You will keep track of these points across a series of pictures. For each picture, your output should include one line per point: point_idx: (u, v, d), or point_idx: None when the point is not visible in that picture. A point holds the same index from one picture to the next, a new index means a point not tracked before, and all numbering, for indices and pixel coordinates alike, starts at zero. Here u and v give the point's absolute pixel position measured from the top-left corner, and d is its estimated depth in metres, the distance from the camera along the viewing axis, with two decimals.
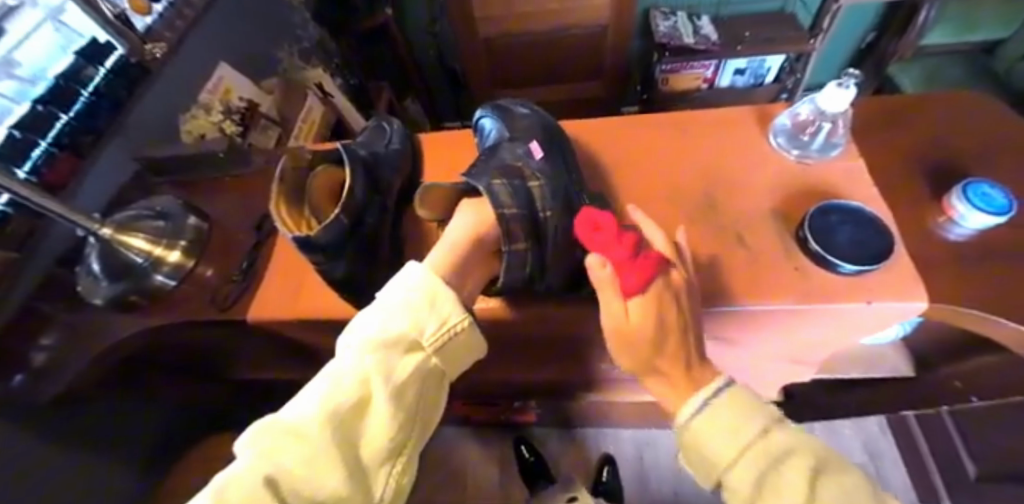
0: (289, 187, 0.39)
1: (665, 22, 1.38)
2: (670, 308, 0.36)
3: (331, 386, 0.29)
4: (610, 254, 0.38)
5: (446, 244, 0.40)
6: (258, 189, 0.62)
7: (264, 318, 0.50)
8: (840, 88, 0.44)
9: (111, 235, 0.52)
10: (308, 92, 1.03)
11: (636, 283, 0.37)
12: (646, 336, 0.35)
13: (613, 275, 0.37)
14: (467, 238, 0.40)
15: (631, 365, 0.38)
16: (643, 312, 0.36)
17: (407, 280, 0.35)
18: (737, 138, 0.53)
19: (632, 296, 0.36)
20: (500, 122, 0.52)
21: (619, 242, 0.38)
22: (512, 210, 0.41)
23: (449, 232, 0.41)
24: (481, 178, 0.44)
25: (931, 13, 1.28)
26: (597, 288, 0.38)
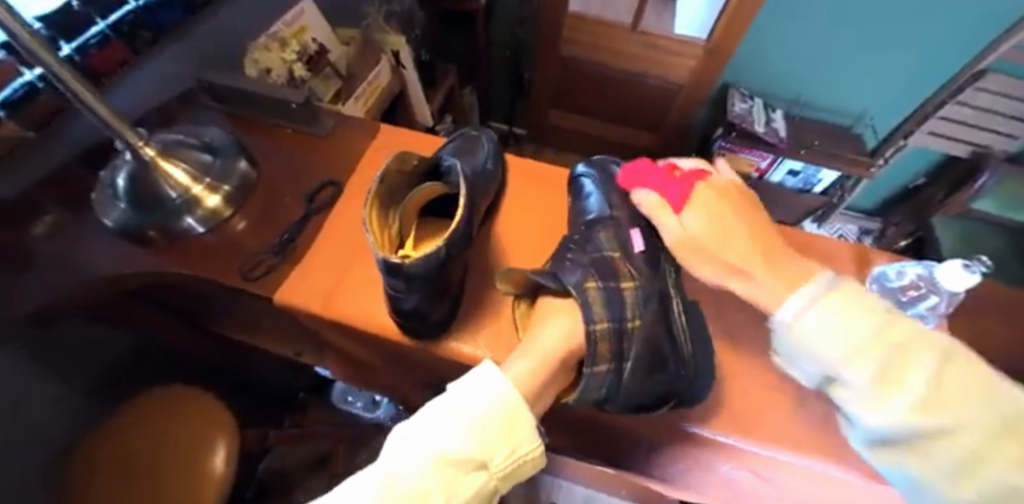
0: (383, 190, 0.36)
1: (742, 103, 1.37)
2: (727, 210, 0.40)
3: (387, 494, 0.26)
4: (651, 185, 0.44)
5: (539, 359, 0.36)
6: (321, 154, 0.56)
7: (291, 305, 0.45)
8: (966, 270, 0.42)
9: (151, 157, 0.46)
10: (382, 57, 0.97)
11: (682, 198, 0.42)
12: (709, 230, 0.39)
13: (663, 197, 0.43)
14: (563, 350, 0.38)
15: (711, 272, 0.39)
16: (699, 217, 0.40)
17: (485, 389, 0.32)
18: (832, 274, 0.51)
19: (683, 209, 0.41)
20: (602, 191, 0.48)
21: (655, 174, 0.44)
22: (602, 324, 0.38)
23: (536, 338, 0.38)
24: (577, 273, 0.41)
25: (991, 179, 1.30)
26: (650, 215, 0.43)
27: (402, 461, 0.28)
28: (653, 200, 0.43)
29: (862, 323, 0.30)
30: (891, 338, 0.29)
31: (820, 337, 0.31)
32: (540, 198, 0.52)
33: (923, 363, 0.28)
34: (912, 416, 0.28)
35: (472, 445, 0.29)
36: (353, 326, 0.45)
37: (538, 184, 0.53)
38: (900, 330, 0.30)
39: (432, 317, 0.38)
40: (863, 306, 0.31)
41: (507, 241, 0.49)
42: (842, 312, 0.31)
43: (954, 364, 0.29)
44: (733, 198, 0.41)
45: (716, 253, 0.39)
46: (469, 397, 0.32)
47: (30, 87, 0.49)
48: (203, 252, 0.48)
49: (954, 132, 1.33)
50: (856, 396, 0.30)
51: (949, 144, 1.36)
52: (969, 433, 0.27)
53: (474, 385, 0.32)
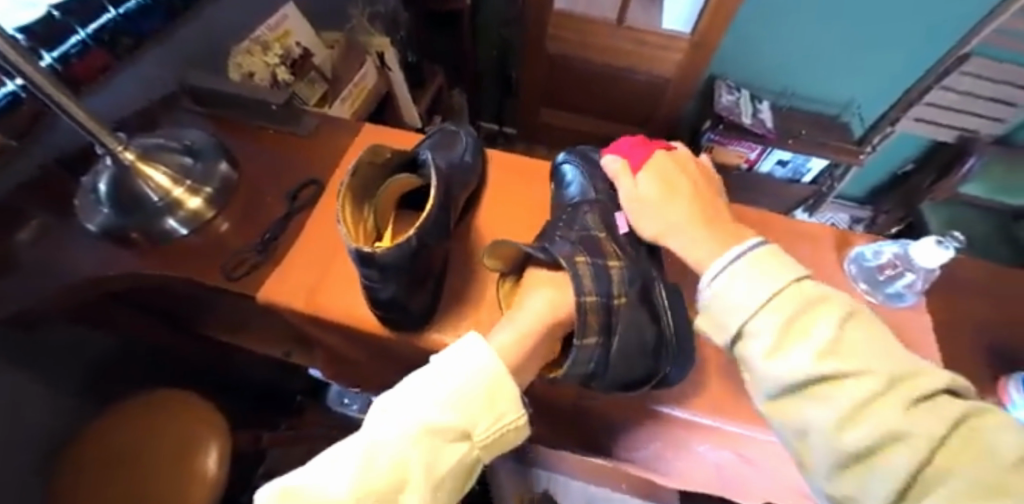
0: (356, 185, 0.36)
1: (728, 95, 1.38)
2: (676, 174, 0.42)
3: (365, 466, 0.26)
4: (622, 153, 0.47)
5: (523, 335, 0.37)
6: (304, 154, 0.56)
7: (275, 302, 0.45)
8: (939, 246, 0.43)
9: (132, 161, 0.47)
10: (367, 59, 0.97)
11: (640, 161, 0.45)
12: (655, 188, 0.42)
13: (626, 161, 0.45)
14: (548, 324, 0.38)
15: (653, 229, 0.41)
16: (651, 179, 0.42)
17: (471, 361, 0.32)
18: (811, 256, 0.52)
19: (639, 170, 0.44)
20: (584, 176, 0.49)
21: (635, 147, 0.47)
22: (592, 296, 0.38)
23: (522, 312, 0.39)
24: (566, 249, 0.41)
25: (976, 162, 1.31)
26: (614, 177, 0.45)
27: (381, 433, 0.28)
28: (616, 163, 0.45)
29: (769, 283, 0.29)
30: (806, 296, 0.28)
31: (731, 302, 0.30)
32: (518, 191, 0.52)
33: (823, 325, 0.27)
34: (814, 376, 0.26)
35: (452, 415, 0.29)
36: (335, 321, 0.45)
37: (520, 176, 0.54)
38: (812, 288, 0.29)
39: (411, 308, 0.38)
40: (775, 266, 0.30)
41: (487, 233, 0.49)
42: (763, 270, 0.30)
43: (854, 328, 0.27)
44: (687, 165, 0.44)
45: (660, 211, 0.40)
46: (454, 369, 0.32)
47: (12, 97, 0.49)
48: (186, 253, 0.49)
49: (940, 117, 1.34)
50: (751, 345, 0.29)
51: (937, 129, 1.37)
52: (869, 392, 0.25)
53: (459, 357, 0.32)
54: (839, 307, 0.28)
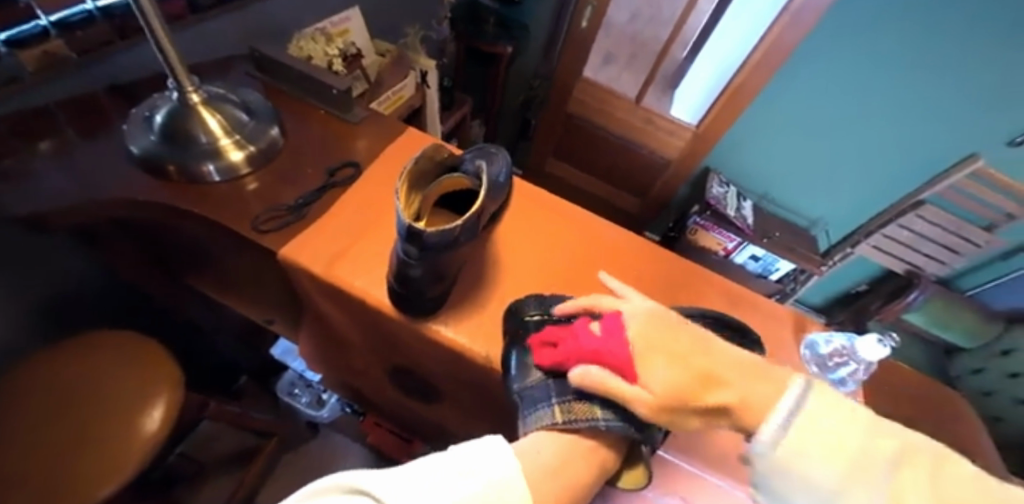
0: (416, 172, 0.41)
1: (717, 187, 1.52)
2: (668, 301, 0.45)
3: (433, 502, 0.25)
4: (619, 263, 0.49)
5: (563, 478, 0.31)
6: (343, 138, 0.61)
7: (291, 257, 0.47)
8: (880, 344, 0.50)
9: (195, 103, 0.51)
10: (411, 72, 1.02)
11: None
12: (686, 387, 0.33)
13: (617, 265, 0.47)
14: (583, 477, 0.32)
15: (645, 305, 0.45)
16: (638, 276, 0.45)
17: (599, 467, 0.34)
18: (774, 335, 0.57)
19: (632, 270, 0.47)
20: None
21: None
22: (602, 468, 0.34)
23: (551, 445, 0.33)
24: (617, 399, 0.37)
25: (920, 296, 1.48)
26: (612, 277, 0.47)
27: (453, 484, 0.26)
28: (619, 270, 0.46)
29: (855, 429, 0.29)
30: (881, 454, 0.28)
31: (816, 444, 0.29)
32: (530, 214, 0.58)
33: (912, 474, 0.28)
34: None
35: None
36: (349, 292, 0.46)
37: (540, 213, 0.59)
38: (885, 440, 0.29)
39: (430, 289, 0.42)
40: (832, 423, 0.30)
41: (508, 261, 0.53)
42: (810, 433, 0.30)
43: (957, 471, 0.28)
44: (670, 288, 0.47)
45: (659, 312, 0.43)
46: (591, 468, 0.34)
47: (86, 16, 0.54)
48: (213, 197, 0.52)
49: (895, 249, 1.48)
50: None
51: (889, 260, 1.51)
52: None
53: (602, 465, 0.35)
54: (921, 451, 0.29)
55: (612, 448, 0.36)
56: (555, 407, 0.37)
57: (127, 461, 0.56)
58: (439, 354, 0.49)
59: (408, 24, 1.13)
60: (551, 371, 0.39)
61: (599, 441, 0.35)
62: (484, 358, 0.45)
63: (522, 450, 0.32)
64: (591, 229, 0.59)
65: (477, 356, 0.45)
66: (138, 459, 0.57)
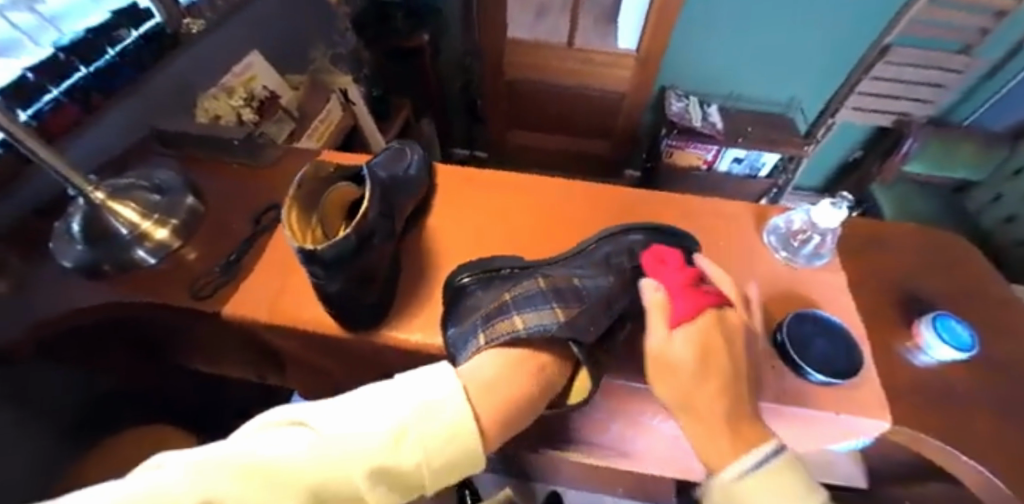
0: (304, 197, 0.40)
1: (678, 103, 1.48)
2: (717, 346, 0.39)
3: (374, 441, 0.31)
4: (664, 280, 0.43)
5: (499, 388, 0.37)
6: (263, 183, 0.62)
7: (238, 315, 0.48)
8: (834, 207, 0.48)
9: (102, 200, 0.52)
10: (331, 95, 1.06)
11: (684, 314, 0.40)
12: (690, 367, 0.38)
13: (666, 298, 0.42)
14: (517, 391, 0.38)
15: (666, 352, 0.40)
16: (688, 343, 0.39)
17: (534, 385, 0.40)
18: (735, 232, 0.55)
19: (678, 326, 0.40)
20: (603, 256, 0.48)
21: (680, 273, 0.43)
22: (535, 375, 0.40)
23: (493, 367, 0.39)
24: (538, 312, 0.42)
25: (914, 144, 1.39)
26: (647, 307, 0.42)
27: (398, 409, 0.33)
28: (656, 296, 0.42)
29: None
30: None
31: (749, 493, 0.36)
32: (458, 198, 0.57)
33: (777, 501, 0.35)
34: None
35: (444, 444, 0.34)
36: (296, 326, 0.47)
37: (467, 190, 0.58)
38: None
39: (359, 301, 0.42)
40: None
41: (444, 245, 0.53)
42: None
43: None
44: (714, 339, 0.39)
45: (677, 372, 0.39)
46: (526, 387, 0.39)
47: None
48: (155, 278, 0.53)
49: (875, 104, 1.41)
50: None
51: (875, 117, 1.45)
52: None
53: (535, 384, 0.40)
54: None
55: (547, 350, 0.41)
56: (481, 336, 0.42)
57: None
58: (401, 358, 0.49)
59: (316, 49, 1.13)
60: (482, 311, 0.44)
61: (534, 348, 0.41)
62: (440, 347, 0.45)
63: (465, 372, 0.38)
64: (524, 190, 0.58)
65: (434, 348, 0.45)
66: None
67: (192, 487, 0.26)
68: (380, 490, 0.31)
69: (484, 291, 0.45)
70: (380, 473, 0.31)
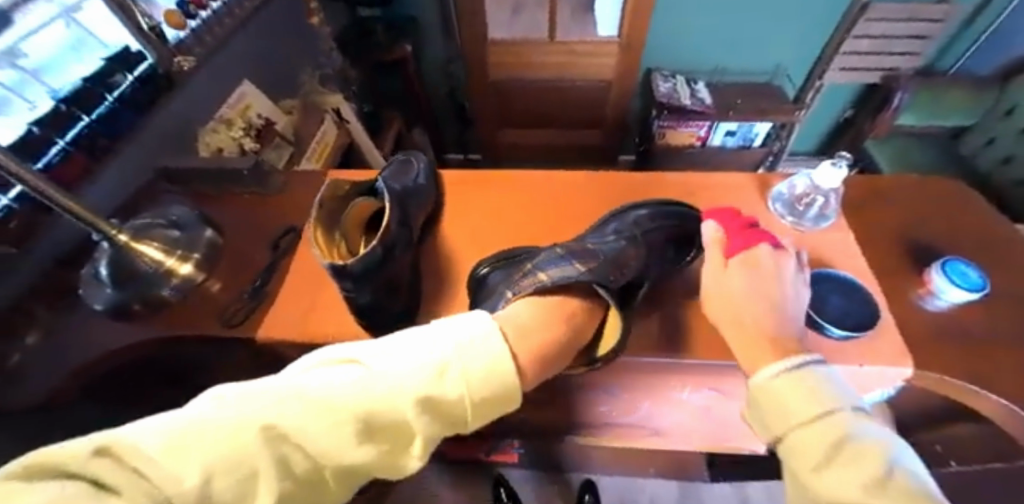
0: (326, 215, 0.42)
1: (664, 83, 1.49)
2: (768, 280, 0.42)
3: (418, 376, 0.35)
4: (723, 222, 0.48)
5: (534, 331, 0.40)
6: (276, 208, 0.63)
7: (272, 337, 0.49)
8: (834, 168, 0.49)
9: (126, 241, 0.53)
10: (325, 115, 1.08)
11: (740, 246, 0.45)
12: (742, 292, 0.42)
13: (723, 237, 0.47)
14: (553, 332, 0.41)
15: (719, 313, 0.43)
16: (740, 271, 0.43)
17: (568, 329, 0.43)
18: (739, 203, 0.56)
19: (733, 255, 0.45)
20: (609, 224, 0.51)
21: (735, 217, 0.48)
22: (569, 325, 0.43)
23: (531, 313, 0.42)
24: (560, 267, 0.44)
25: (905, 96, 1.40)
26: (706, 244, 0.48)
27: (441, 347, 0.36)
28: (712, 232, 0.47)
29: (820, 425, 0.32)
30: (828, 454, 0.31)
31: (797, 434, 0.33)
32: (468, 201, 0.59)
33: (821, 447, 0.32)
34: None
35: (483, 377, 0.36)
36: (327, 342, 0.49)
37: (475, 193, 0.60)
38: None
39: (389, 309, 0.44)
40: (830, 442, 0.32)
41: (460, 249, 0.54)
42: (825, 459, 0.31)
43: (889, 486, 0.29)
44: (766, 273, 0.43)
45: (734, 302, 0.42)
46: (560, 331, 0.42)
47: (6, 210, 0.57)
48: (184, 314, 0.55)
49: (861, 63, 1.42)
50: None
51: (865, 75, 1.45)
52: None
53: (570, 328, 0.43)
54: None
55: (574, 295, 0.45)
56: (510, 299, 0.43)
57: None
58: None
59: (303, 72, 1.14)
60: (505, 279, 0.46)
61: (565, 296, 0.44)
62: None
63: (505, 315, 0.41)
64: (531, 185, 0.60)
65: None
66: None
67: (257, 412, 0.31)
68: (424, 419, 0.35)
69: (502, 273, 0.47)
70: (426, 403, 0.35)
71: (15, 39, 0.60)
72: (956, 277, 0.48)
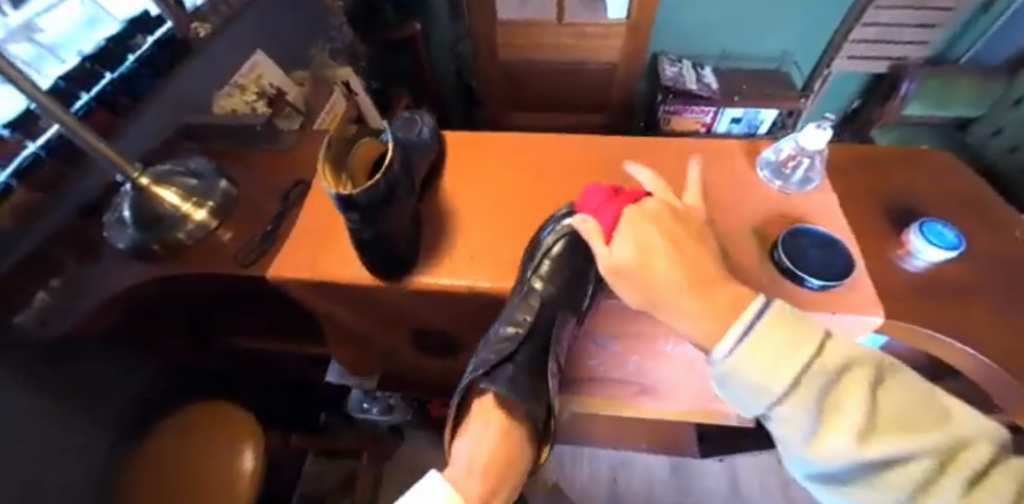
0: (332, 153, 0.45)
1: (671, 67, 1.50)
2: (661, 228, 0.43)
3: None
4: (592, 200, 0.48)
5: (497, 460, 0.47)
6: (287, 163, 0.67)
7: (283, 276, 0.53)
8: (818, 129, 0.51)
9: (146, 184, 0.58)
10: (335, 87, 1.11)
11: (611, 219, 0.46)
12: (641, 261, 0.42)
13: (596, 221, 0.46)
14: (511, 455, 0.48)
15: (639, 297, 0.42)
16: (628, 243, 0.43)
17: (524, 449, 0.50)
18: (730, 166, 0.59)
19: (613, 231, 0.45)
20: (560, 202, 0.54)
21: (599, 190, 0.49)
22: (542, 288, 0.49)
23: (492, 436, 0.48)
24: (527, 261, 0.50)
25: (912, 85, 1.41)
26: (587, 237, 0.46)
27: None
28: (588, 225, 0.45)
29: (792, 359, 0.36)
30: (828, 366, 0.35)
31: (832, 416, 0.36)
32: (468, 159, 0.62)
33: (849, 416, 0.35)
34: (861, 445, 0.35)
35: None
36: (333, 281, 0.52)
37: (476, 153, 0.62)
38: (835, 355, 0.36)
39: (391, 247, 0.47)
40: (792, 339, 0.36)
41: (460, 203, 0.57)
42: (772, 347, 0.36)
43: (879, 393, 0.36)
44: (665, 221, 0.44)
45: (642, 276, 0.42)
46: (519, 455, 0.49)
47: (33, 158, 0.59)
48: (199, 256, 0.58)
49: (869, 50, 1.43)
50: (795, 429, 0.37)
51: (872, 64, 1.46)
52: (923, 456, 0.34)
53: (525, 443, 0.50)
54: (869, 369, 0.36)
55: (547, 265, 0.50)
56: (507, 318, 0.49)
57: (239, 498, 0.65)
58: (430, 301, 0.54)
59: (315, 45, 1.17)
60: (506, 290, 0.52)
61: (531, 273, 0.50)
62: (466, 286, 0.50)
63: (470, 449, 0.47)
64: (530, 145, 0.63)
65: (459, 287, 0.50)
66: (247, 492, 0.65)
67: None
68: None
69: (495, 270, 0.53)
70: None
71: (30, 15, 0.64)
72: (934, 237, 0.50)
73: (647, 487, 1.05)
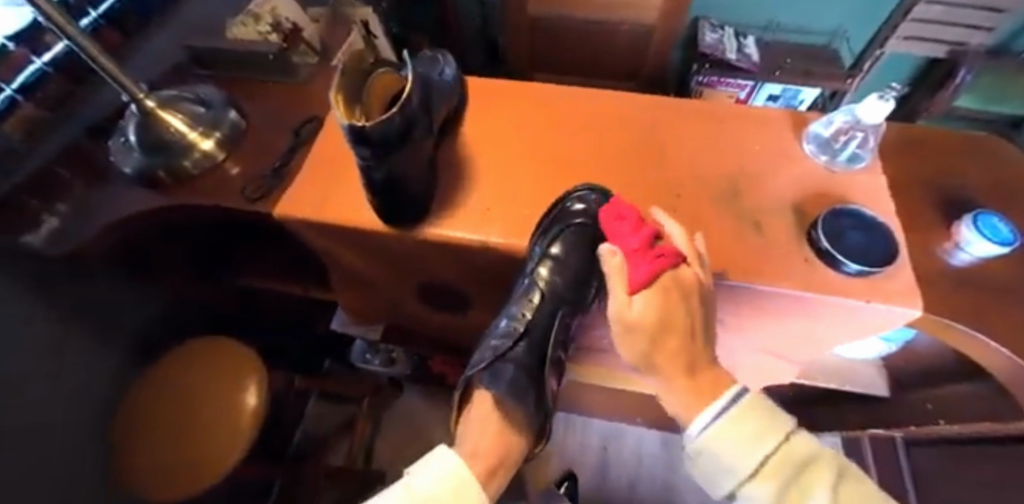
0: (347, 81, 0.42)
1: (712, 34, 1.41)
2: (678, 310, 0.37)
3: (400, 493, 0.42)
4: (621, 243, 0.40)
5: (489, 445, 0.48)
6: (298, 98, 0.63)
7: (290, 214, 0.50)
8: (880, 100, 0.46)
9: (151, 107, 0.55)
10: (353, 28, 1.01)
11: (643, 277, 0.38)
12: (655, 329, 0.37)
13: (625, 264, 0.39)
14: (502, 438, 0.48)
15: (636, 355, 0.38)
16: (647, 305, 0.37)
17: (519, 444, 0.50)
18: (769, 137, 0.54)
19: (637, 290, 0.38)
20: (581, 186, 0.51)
21: (635, 233, 0.40)
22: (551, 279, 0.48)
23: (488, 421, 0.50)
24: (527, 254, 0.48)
25: (968, 75, 1.30)
26: (607, 273, 0.39)
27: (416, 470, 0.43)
28: (615, 262, 0.39)
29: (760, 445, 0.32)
30: (791, 459, 0.32)
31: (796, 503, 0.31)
32: (489, 108, 0.58)
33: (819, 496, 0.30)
34: None
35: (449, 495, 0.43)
36: (340, 224, 0.50)
37: (497, 102, 0.58)
38: (799, 447, 0.33)
39: (404, 192, 0.44)
40: (754, 422, 0.33)
41: (478, 154, 0.54)
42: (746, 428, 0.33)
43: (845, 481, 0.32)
44: (687, 292, 0.38)
45: (650, 344, 0.37)
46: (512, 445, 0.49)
47: (40, 73, 0.57)
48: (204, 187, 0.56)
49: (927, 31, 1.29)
50: None
51: (928, 45, 1.33)
52: None
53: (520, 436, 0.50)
54: (830, 465, 0.32)
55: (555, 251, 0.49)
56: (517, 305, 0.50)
57: (241, 429, 0.65)
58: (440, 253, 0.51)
59: None
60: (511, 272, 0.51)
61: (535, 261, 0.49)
62: (480, 240, 0.47)
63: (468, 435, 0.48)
64: (556, 99, 0.58)
65: (473, 241, 0.48)
66: (247, 425, 0.66)
67: None
68: None
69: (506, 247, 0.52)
70: None
71: None
72: (989, 231, 0.46)
73: (639, 459, 1.05)
